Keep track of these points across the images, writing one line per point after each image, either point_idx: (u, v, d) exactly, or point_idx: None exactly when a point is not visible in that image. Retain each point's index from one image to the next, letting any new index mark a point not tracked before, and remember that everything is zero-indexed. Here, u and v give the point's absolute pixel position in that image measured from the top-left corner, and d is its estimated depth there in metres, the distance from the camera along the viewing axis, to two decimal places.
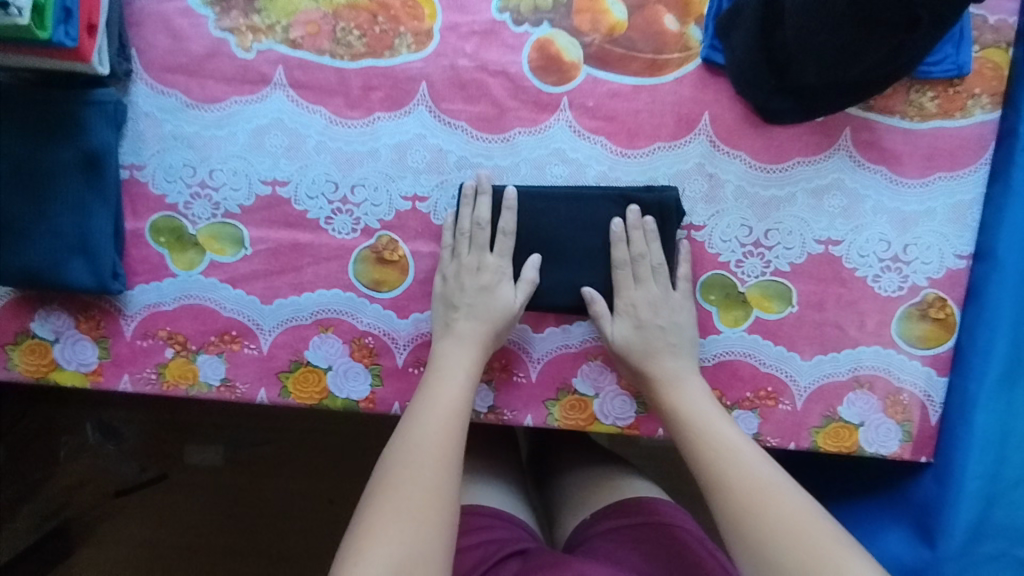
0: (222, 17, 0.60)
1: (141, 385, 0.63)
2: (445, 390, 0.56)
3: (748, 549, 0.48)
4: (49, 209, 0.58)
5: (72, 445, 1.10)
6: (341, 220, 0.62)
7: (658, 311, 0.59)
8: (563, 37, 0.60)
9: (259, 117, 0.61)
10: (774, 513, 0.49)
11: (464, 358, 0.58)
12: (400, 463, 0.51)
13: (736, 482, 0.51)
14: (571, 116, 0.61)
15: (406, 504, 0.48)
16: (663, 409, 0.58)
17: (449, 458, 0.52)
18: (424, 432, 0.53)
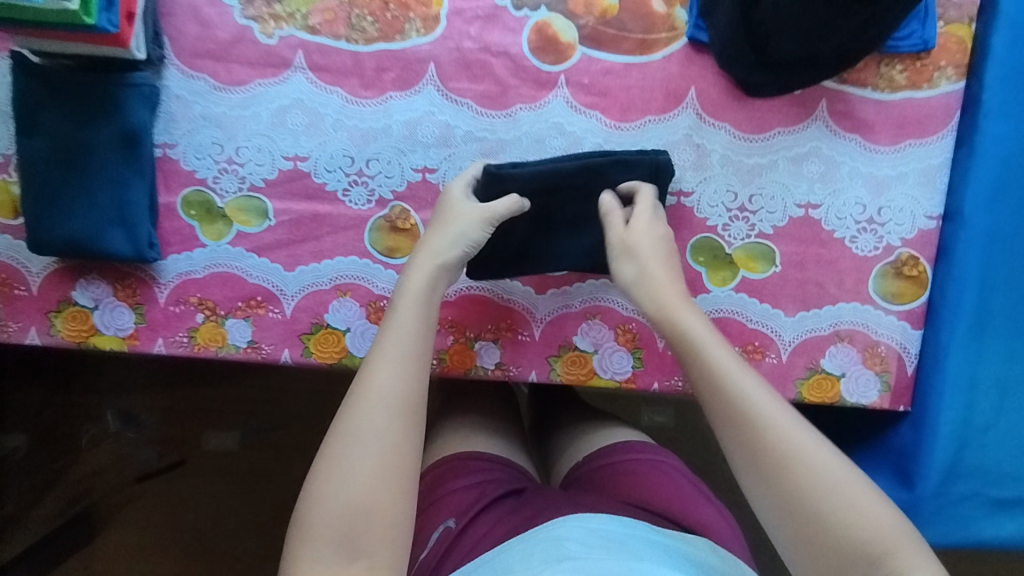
0: (246, 7, 0.65)
1: (174, 347, 0.68)
2: (406, 331, 0.55)
3: (775, 493, 0.48)
4: (90, 183, 0.63)
5: (94, 433, 1.15)
6: (357, 192, 0.67)
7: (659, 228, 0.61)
8: (560, 19, 0.65)
9: (281, 98, 0.66)
10: (804, 465, 0.47)
11: (419, 280, 0.58)
12: (361, 415, 0.51)
13: (765, 432, 0.49)
14: (568, 93, 0.66)
15: (369, 462, 0.50)
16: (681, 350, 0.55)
17: (408, 409, 0.52)
18: (386, 382, 0.53)
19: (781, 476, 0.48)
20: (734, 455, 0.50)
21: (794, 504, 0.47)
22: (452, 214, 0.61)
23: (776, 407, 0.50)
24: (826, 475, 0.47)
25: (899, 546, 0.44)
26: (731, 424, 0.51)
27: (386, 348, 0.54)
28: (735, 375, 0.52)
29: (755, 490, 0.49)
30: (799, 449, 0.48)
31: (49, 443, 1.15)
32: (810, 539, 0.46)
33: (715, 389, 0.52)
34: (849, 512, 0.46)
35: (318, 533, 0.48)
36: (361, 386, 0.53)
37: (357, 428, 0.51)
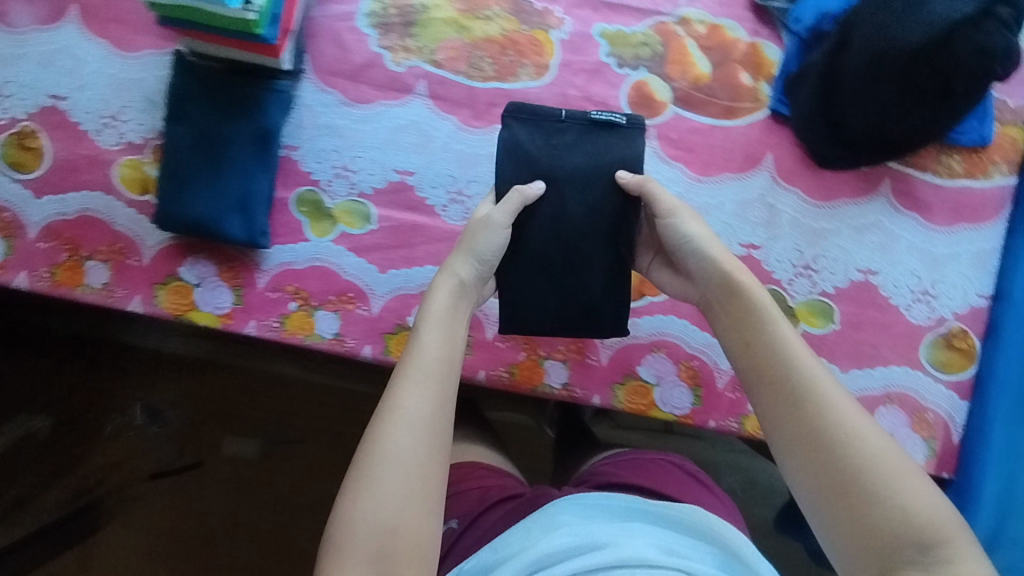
0: (382, 37, 0.73)
1: (264, 331, 0.72)
2: (428, 350, 0.56)
3: (830, 471, 0.49)
4: (220, 172, 0.70)
5: (117, 424, 1.16)
6: (454, 209, 0.73)
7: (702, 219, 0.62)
8: (657, 81, 0.73)
9: (399, 118, 0.73)
10: (861, 444, 0.49)
11: (443, 300, 0.59)
12: (387, 436, 0.52)
13: (823, 416, 0.50)
14: (657, 145, 0.73)
15: (396, 483, 0.50)
16: (743, 325, 0.57)
17: (434, 428, 0.53)
18: (412, 404, 0.53)
19: (839, 458, 0.49)
20: (789, 434, 0.51)
21: (846, 484, 0.48)
22: (479, 239, 0.61)
23: (840, 393, 0.52)
24: (883, 460, 0.49)
25: (950, 532, 0.47)
26: (796, 401, 0.52)
27: (412, 370, 0.55)
28: (801, 357, 0.53)
29: (797, 476, 0.51)
30: (861, 435, 0.49)
31: (72, 432, 1.15)
32: (853, 525, 0.48)
33: (776, 368, 0.53)
34: (901, 496, 0.47)
35: (348, 554, 0.48)
36: (388, 408, 0.53)
37: (384, 447, 0.51)
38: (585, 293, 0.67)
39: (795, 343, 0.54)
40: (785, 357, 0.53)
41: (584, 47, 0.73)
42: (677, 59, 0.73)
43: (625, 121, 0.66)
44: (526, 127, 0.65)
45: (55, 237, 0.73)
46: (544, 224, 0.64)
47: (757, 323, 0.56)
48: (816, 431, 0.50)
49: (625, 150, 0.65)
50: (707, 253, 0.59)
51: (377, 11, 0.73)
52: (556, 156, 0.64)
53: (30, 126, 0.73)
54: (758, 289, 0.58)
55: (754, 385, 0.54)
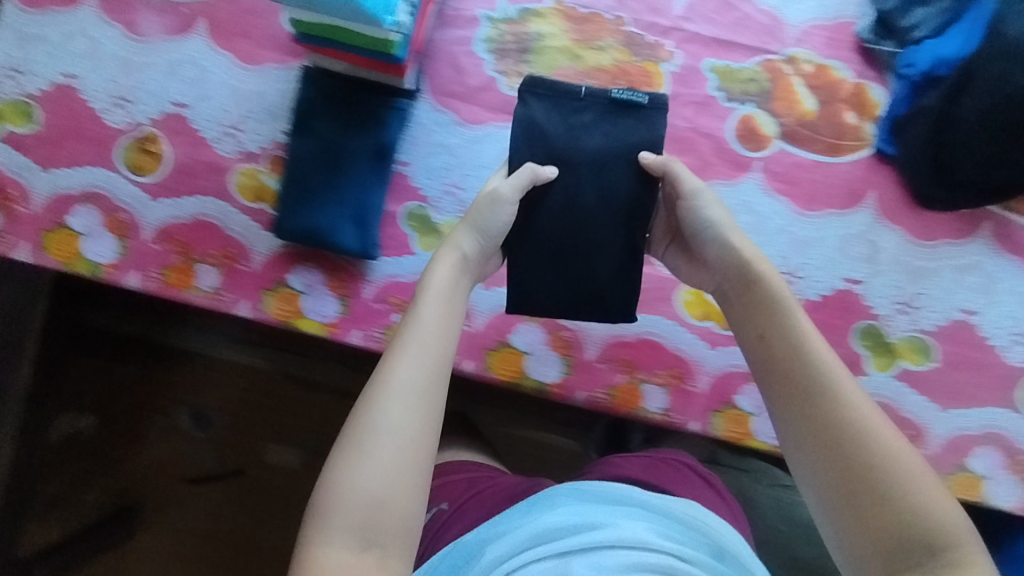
0: (498, 62, 0.76)
1: (370, 341, 0.73)
2: (428, 325, 0.58)
3: (838, 464, 0.51)
4: (338, 184, 0.73)
5: (163, 427, 1.17)
6: None
7: (727, 210, 0.64)
8: (763, 116, 0.75)
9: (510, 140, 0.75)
10: (869, 438, 0.50)
11: (445, 276, 0.61)
12: (379, 405, 0.54)
13: (832, 408, 0.52)
14: (761, 178, 0.75)
15: (384, 454, 0.52)
16: (760, 319, 0.59)
17: (421, 403, 0.55)
18: (404, 376, 0.55)
19: (846, 451, 0.51)
20: (795, 424, 0.54)
21: (853, 479, 0.50)
22: (484, 216, 0.63)
23: (853, 389, 0.53)
24: (902, 461, 0.49)
25: (959, 538, 0.47)
26: (806, 394, 0.54)
27: (406, 342, 0.57)
28: (815, 347, 0.56)
29: (801, 457, 0.53)
30: (871, 430, 0.51)
31: (116, 435, 1.17)
32: (859, 515, 0.49)
33: (788, 360, 0.56)
34: (919, 493, 0.48)
35: (338, 521, 0.50)
36: (381, 378, 0.55)
37: (373, 416, 0.53)
38: (591, 277, 0.68)
39: (813, 334, 0.56)
40: (800, 348, 0.56)
41: (693, 80, 0.75)
42: (783, 96, 0.75)
43: (647, 102, 0.66)
44: (546, 106, 0.66)
45: (167, 238, 0.75)
46: (555, 206, 0.66)
47: (775, 314, 0.58)
48: (828, 424, 0.52)
49: (641, 131, 0.65)
50: (727, 244, 0.62)
51: (494, 37, 0.75)
52: (574, 138, 0.65)
53: (152, 130, 0.75)
54: (778, 279, 0.60)
55: (765, 375, 0.57)
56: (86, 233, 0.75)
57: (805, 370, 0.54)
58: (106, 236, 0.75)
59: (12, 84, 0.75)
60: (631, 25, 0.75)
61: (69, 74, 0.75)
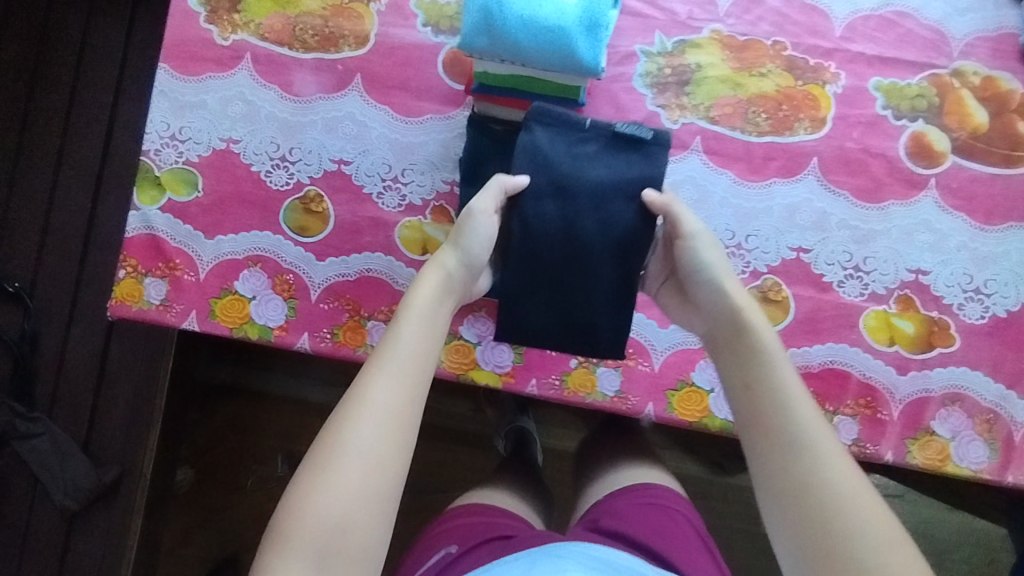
0: (658, 96, 0.74)
1: (546, 389, 0.74)
2: (406, 347, 0.55)
3: (812, 528, 0.48)
4: None
5: (259, 476, 1.11)
6: (733, 263, 0.74)
7: (719, 253, 0.62)
8: (935, 131, 0.74)
9: (676, 174, 0.74)
10: (846, 501, 0.48)
11: (426, 296, 0.59)
12: (349, 424, 0.51)
13: (819, 465, 0.50)
14: (937, 195, 0.74)
15: (351, 476, 0.49)
16: (746, 366, 0.56)
17: (400, 429, 0.52)
18: (379, 397, 0.52)
19: (828, 515, 0.48)
20: (778, 473, 0.51)
21: (830, 550, 0.47)
22: (468, 235, 0.61)
23: (835, 448, 0.51)
24: (872, 528, 0.47)
25: None
26: (791, 450, 0.51)
27: (386, 361, 0.54)
28: (801, 405, 0.53)
29: (783, 520, 0.50)
30: (849, 495, 0.48)
31: (214, 485, 1.11)
32: None
33: (777, 409, 0.53)
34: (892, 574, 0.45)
35: (288, 547, 0.47)
36: (355, 395, 0.52)
37: (345, 436, 0.50)
38: (584, 310, 0.66)
39: (798, 391, 0.54)
40: (787, 406, 0.53)
41: (859, 100, 0.74)
42: (953, 110, 0.74)
43: (650, 137, 0.64)
44: (552, 132, 0.64)
45: (337, 297, 0.74)
46: (555, 230, 0.63)
47: (761, 364, 0.56)
48: (807, 482, 0.50)
49: (644, 168, 0.64)
50: (717, 288, 0.60)
51: (652, 71, 0.74)
52: (580, 169, 0.63)
53: (314, 190, 0.74)
54: (766, 331, 0.57)
55: (747, 419, 0.54)
56: (254, 297, 0.74)
57: (792, 427, 0.52)
58: (274, 299, 0.74)
59: (173, 152, 0.75)
60: (791, 49, 0.74)
61: (229, 139, 0.75)
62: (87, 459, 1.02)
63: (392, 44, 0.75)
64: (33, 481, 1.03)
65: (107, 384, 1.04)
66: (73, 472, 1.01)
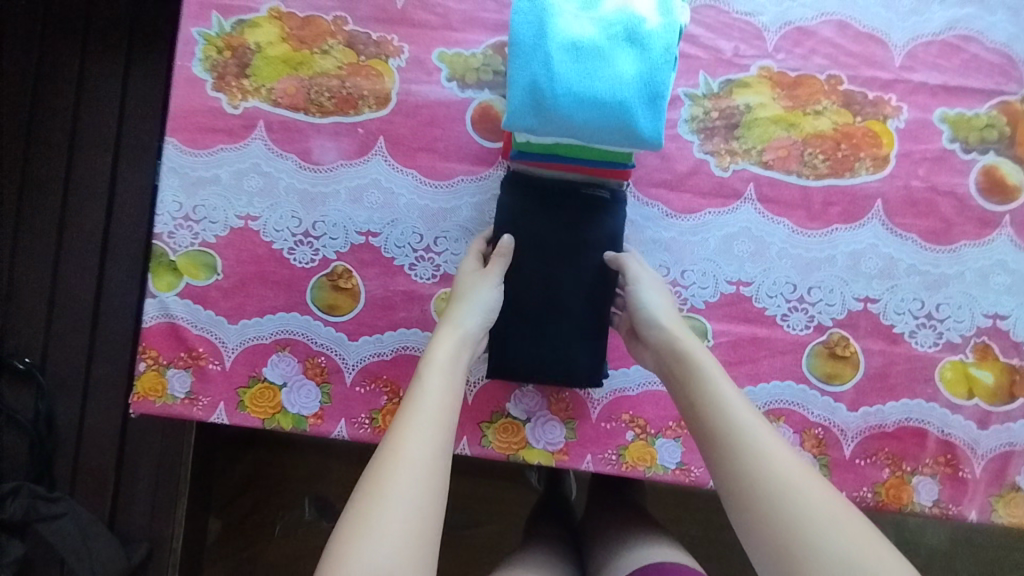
0: (705, 142, 0.69)
1: (602, 465, 0.67)
2: (436, 393, 0.52)
3: (766, 523, 0.46)
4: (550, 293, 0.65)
5: (287, 522, 1.11)
6: (795, 318, 0.68)
7: (656, 284, 0.63)
8: (1007, 164, 0.68)
9: (729, 226, 0.69)
10: (795, 492, 0.47)
11: (448, 347, 0.56)
12: (388, 479, 0.46)
13: (762, 458, 0.49)
14: (1013, 232, 0.68)
15: (396, 533, 0.43)
16: (683, 384, 0.56)
17: (439, 480, 0.47)
18: (414, 447, 0.47)
19: (777, 507, 0.46)
20: (725, 475, 0.50)
21: (789, 542, 0.45)
22: (478, 292, 0.60)
23: (775, 443, 0.50)
24: (826, 512, 0.45)
25: None
26: (732, 449, 0.50)
27: (417, 410, 0.50)
28: (739, 411, 0.52)
29: (750, 533, 0.47)
30: (796, 482, 0.47)
31: (242, 535, 1.11)
32: None
33: (716, 415, 0.52)
34: (857, 556, 0.43)
35: None
36: (389, 450, 0.47)
37: (386, 491, 0.45)
38: (565, 353, 0.65)
39: (730, 395, 0.53)
40: (721, 410, 0.52)
41: (923, 134, 0.69)
42: None
43: (610, 195, 0.65)
44: (531, 207, 0.64)
45: (373, 378, 0.69)
46: (533, 288, 0.65)
47: (694, 375, 0.56)
48: (753, 478, 0.48)
49: (612, 226, 0.65)
50: (650, 313, 0.60)
51: (698, 116, 0.69)
52: (562, 232, 0.64)
53: (342, 265, 0.70)
54: (695, 345, 0.58)
55: (695, 433, 0.54)
56: (285, 384, 0.69)
57: (729, 428, 0.51)
58: (305, 384, 0.69)
59: (188, 234, 0.70)
60: (847, 83, 0.69)
61: (248, 216, 0.70)
62: (113, 537, 0.96)
63: (416, 102, 0.71)
64: (59, 565, 0.97)
65: (129, 457, 0.99)
66: (100, 553, 0.94)
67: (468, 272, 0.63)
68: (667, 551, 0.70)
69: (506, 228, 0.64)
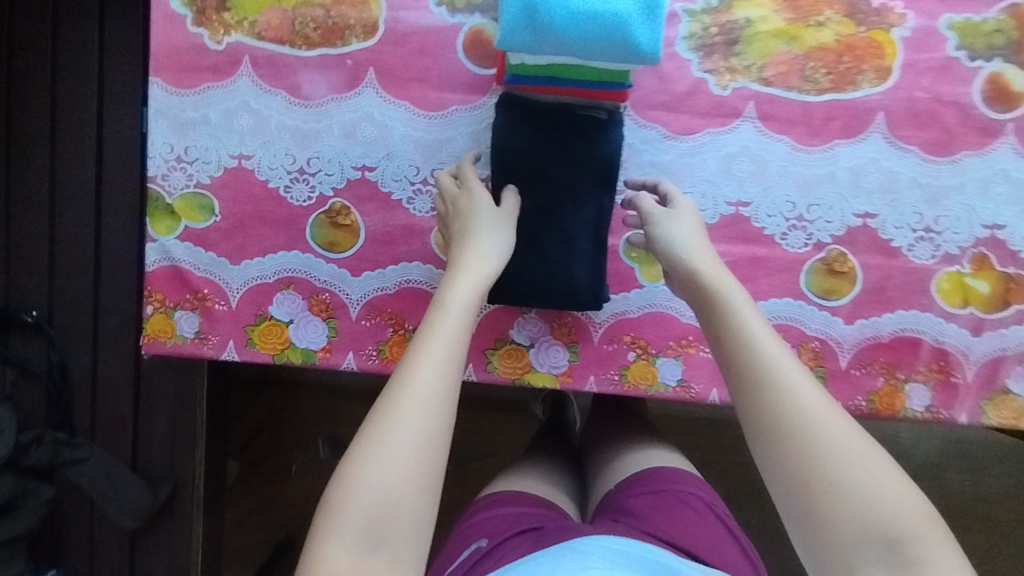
0: (704, 60, 0.67)
1: (605, 385, 0.70)
2: (454, 325, 0.49)
3: (784, 455, 0.44)
4: (549, 217, 0.65)
5: (303, 461, 1.17)
6: (794, 236, 0.68)
7: (683, 214, 0.61)
8: (1013, 70, 0.66)
9: (729, 146, 0.68)
10: (817, 423, 0.44)
11: (472, 277, 0.53)
12: (399, 404, 0.45)
13: (787, 390, 0.45)
14: (1016, 141, 0.67)
15: (401, 456, 0.43)
16: (706, 312, 0.51)
17: (449, 413, 0.46)
18: (425, 377, 0.46)
19: (800, 441, 0.43)
20: (745, 406, 0.46)
21: (806, 474, 0.43)
22: (492, 224, 0.59)
23: (801, 372, 0.46)
24: (850, 447, 0.43)
25: (920, 528, 0.41)
26: (755, 380, 0.46)
27: (433, 339, 0.48)
28: (763, 338, 0.48)
29: (771, 463, 0.44)
30: (821, 414, 0.44)
31: (261, 471, 1.16)
32: (824, 517, 0.42)
33: (739, 344, 0.48)
34: (880, 498, 0.41)
35: (342, 520, 0.42)
36: (401, 377, 0.46)
37: (395, 417, 0.44)
38: (564, 280, 0.65)
39: (756, 322, 0.49)
40: (756, 348, 0.47)
41: (928, 43, 0.67)
42: None
43: (605, 116, 0.63)
44: (528, 133, 0.63)
45: (378, 312, 0.70)
46: (529, 215, 0.65)
47: (717, 303, 0.51)
48: (775, 411, 0.45)
49: (608, 146, 0.64)
50: (672, 243, 0.58)
51: (696, 33, 0.67)
52: (557, 158, 0.64)
53: (340, 202, 0.70)
54: (730, 281, 0.53)
55: (719, 363, 0.50)
56: (292, 321, 0.71)
57: (751, 357, 0.47)
58: (312, 320, 0.70)
59: (183, 177, 0.70)
60: None
61: (241, 155, 0.70)
62: (137, 477, 0.99)
63: (405, 30, 0.69)
64: (88, 505, 1.02)
65: (144, 402, 1.01)
66: (128, 493, 0.98)
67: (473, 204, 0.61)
68: (662, 455, 0.73)
69: (503, 155, 0.64)
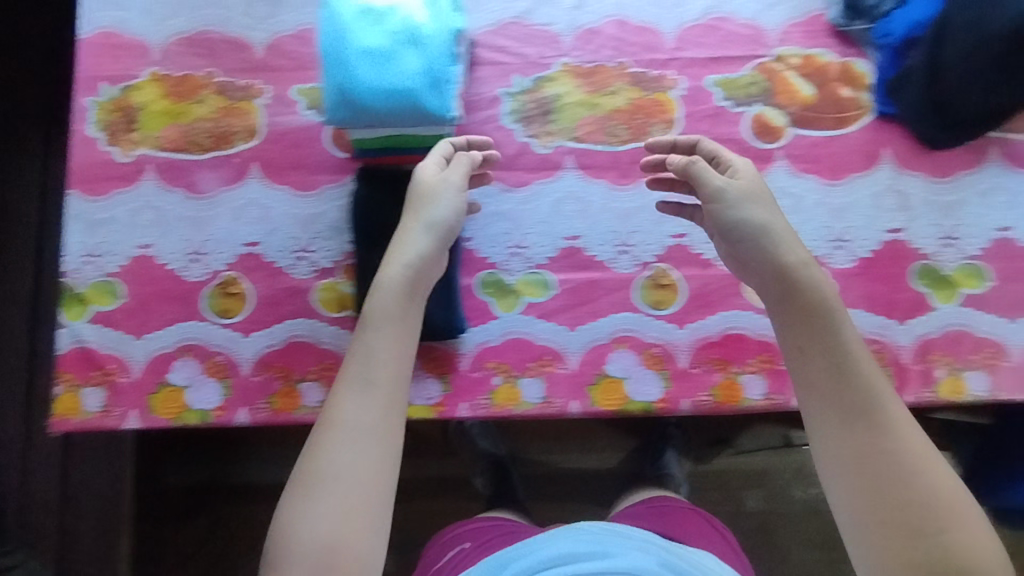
0: (526, 128, 0.83)
1: (477, 410, 0.77)
2: (374, 362, 0.62)
3: (889, 480, 0.56)
4: None
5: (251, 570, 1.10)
6: (623, 260, 0.80)
7: (750, 182, 0.69)
8: (771, 110, 0.83)
9: (557, 191, 0.82)
10: (909, 455, 0.57)
11: (388, 304, 0.65)
12: (327, 448, 0.59)
13: (893, 427, 0.58)
14: (787, 163, 0.82)
15: (337, 498, 0.57)
16: (808, 331, 0.62)
17: (371, 449, 0.59)
18: (348, 416, 0.60)
19: (904, 477, 0.56)
20: (843, 434, 0.58)
21: (893, 502, 0.56)
22: (432, 205, 0.69)
23: (905, 416, 0.59)
24: (939, 486, 0.56)
25: (978, 555, 0.54)
26: (862, 414, 0.58)
27: (350, 380, 0.62)
28: (870, 373, 0.60)
29: (848, 480, 0.57)
30: (920, 455, 0.57)
31: None
32: (894, 543, 0.55)
33: (844, 380, 0.60)
34: (949, 534, 0.54)
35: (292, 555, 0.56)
36: (329, 419, 0.60)
37: (320, 464, 0.58)
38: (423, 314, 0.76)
39: (866, 358, 0.61)
40: (850, 373, 0.60)
41: (700, 97, 0.83)
42: (783, 89, 0.83)
43: None
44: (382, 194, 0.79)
45: (267, 367, 0.78)
46: None
47: (826, 326, 0.62)
48: (874, 445, 0.57)
49: None
50: (765, 233, 0.66)
51: (517, 108, 0.83)
52: None
53: (230, 274, 0.80)
54: (825, 286, 0.64)
55: (803, 384, 0.62)
56: (189, 384, 0.78)
57: (854, 393, 0.59)
58: (208, 382, 0.78)
59: (93, 268, 0.80)
60: (632, 66, 0.84)
61: (144, 245, 0.81)
62: None
63: (281, 130, 0.83)
64: None
65: (71, 507, 1.04)
66: None
67: (429, 177, 0.70)
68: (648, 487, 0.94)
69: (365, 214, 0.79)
